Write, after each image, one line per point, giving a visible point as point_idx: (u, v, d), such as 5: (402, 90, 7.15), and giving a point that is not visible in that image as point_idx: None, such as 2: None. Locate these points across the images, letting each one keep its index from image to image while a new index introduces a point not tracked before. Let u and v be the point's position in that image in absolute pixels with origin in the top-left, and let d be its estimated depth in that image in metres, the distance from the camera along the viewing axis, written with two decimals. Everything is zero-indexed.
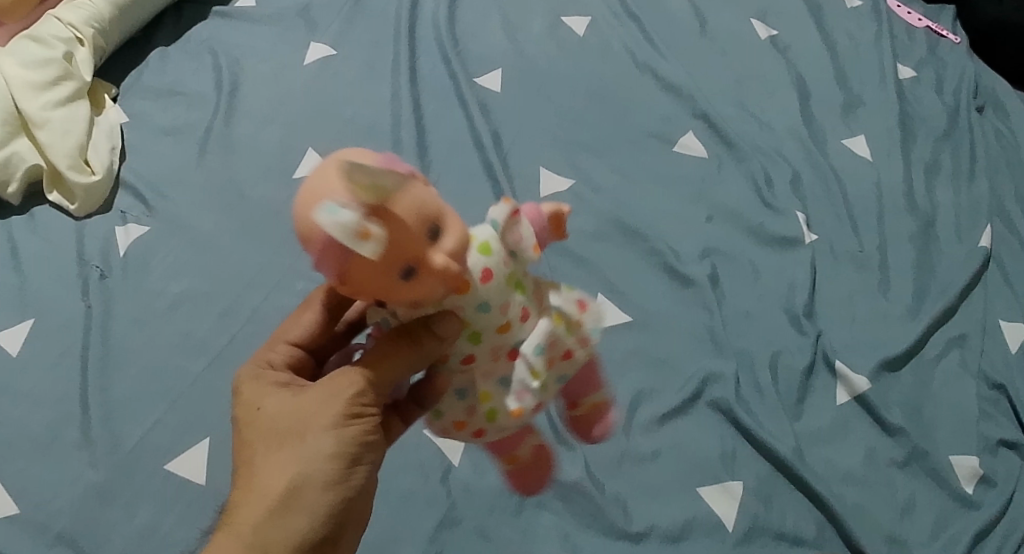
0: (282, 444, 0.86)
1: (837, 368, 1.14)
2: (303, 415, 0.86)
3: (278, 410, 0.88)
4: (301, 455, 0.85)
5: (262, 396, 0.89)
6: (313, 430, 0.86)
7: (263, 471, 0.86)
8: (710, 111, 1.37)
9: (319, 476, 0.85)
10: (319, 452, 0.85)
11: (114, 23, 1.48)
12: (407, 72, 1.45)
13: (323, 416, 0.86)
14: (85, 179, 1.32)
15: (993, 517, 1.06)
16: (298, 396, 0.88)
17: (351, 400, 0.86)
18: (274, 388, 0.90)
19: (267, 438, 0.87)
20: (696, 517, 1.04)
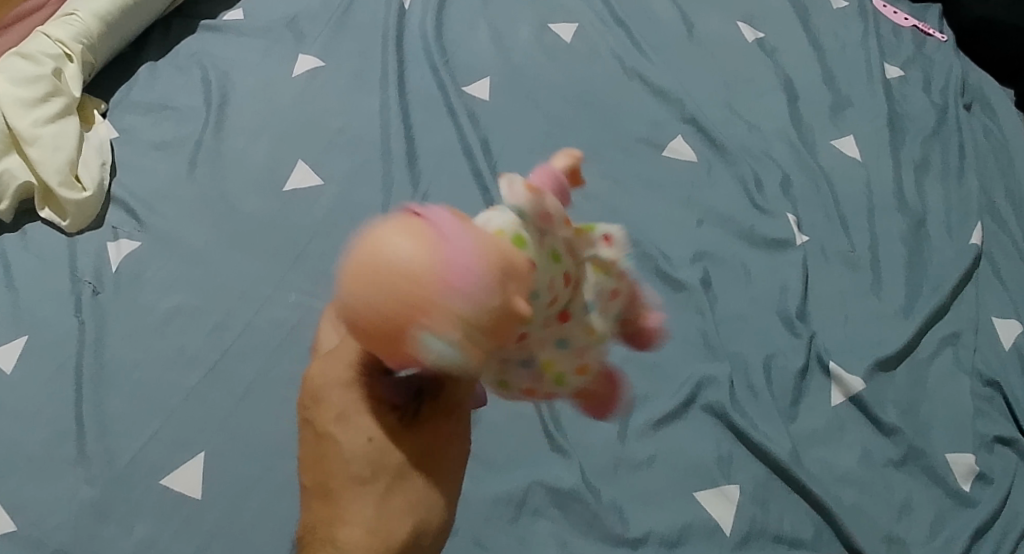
0: (404, 486, 0.81)
1: (831, 369, 1.14)
2: (423, 455, 0.81)
3: (396, 446, 0.81)
4: (427, 504, 0.81)
5: (364, 420, 0.80)
6: (431, 479, 0.82)
7: (386, 516, 0.80)
8: (698, 115, 1.37)
9: (439, 525, 0.82)
10: (438, 501, 0.82)
11: (102, 38, 1.48)
12: (395, 82, 1.45)
13: (445, 462, 0.82)
14: (76, 195, 1.32)
15: (991, 514, 1.06)
16: (412, 431, 0.81)
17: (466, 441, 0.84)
18: (371, 404, 0.81)
19: (385, 477, 0.80)
20: (694, 521, 1.04)
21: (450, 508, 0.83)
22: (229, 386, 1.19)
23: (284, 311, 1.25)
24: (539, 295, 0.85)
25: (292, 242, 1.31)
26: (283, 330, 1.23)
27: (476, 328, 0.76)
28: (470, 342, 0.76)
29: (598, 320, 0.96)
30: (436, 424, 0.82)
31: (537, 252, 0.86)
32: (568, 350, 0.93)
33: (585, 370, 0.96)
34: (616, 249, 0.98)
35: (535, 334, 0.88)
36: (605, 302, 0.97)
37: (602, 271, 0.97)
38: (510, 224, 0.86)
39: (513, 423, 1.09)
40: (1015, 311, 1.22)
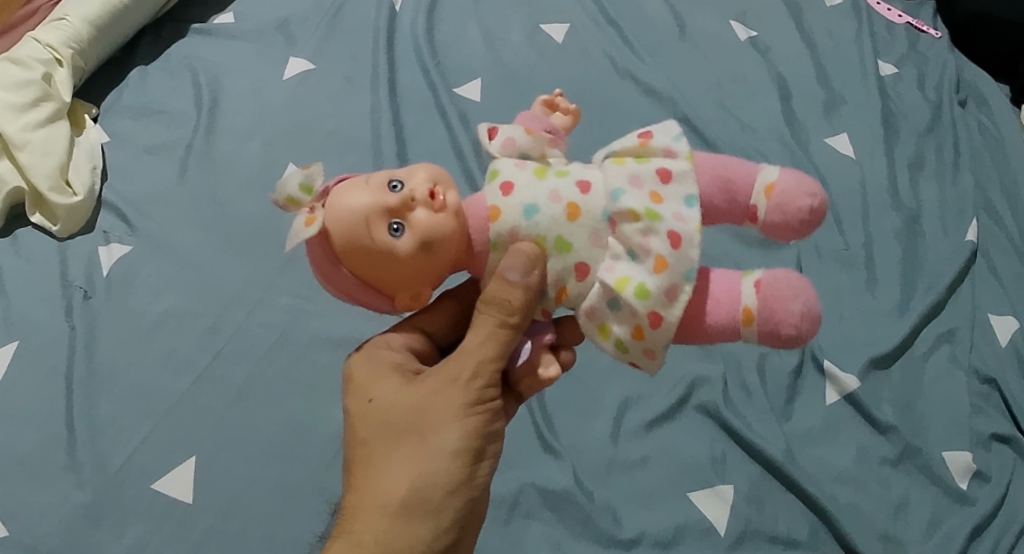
0: (402, 441, 0.87)
1: (826, 368, 1.13)
2: (420, 409, 0.87)
3: (393, 404, 0.88)
4: (424, 456, 0.86)
5: (375, 388, 0.89)
6: (434, 428, 0.86)
7: (388, 472, 0.86)
8: (690, 115, 1.37)
9: (445, 479, 0.85)
10: (442, 451, 0.86)
11: (93, 42, 1.47)
12: (386, 84, 1.44)
13: (443, 411, 0.86)
14: (67, 199, 1.31)
15: (988, 513, 1.06)
16: (414, 389, 0.88)
17: (472, 390, 0.86)
18: (389, 376, 0.89)
19: (387, 434, 0.87)
20: (688, 522, 1.03)
21: (461, 458, 0.86)
22: (221, 389, 1.18)
23: (275, 314, 1.24)
24: (533, 212, 0.84)
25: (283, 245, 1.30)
26: (274, 333, 1.23)
27: (415, 212, 0.83)
28: (415, 220, 0.82)
29: (657, 208, 0.82)
30: (431, 382, 0.87)
31: (526, 172, 0.85)
32: (636, 257, 0.82)
33: (663, 266, 0.81)
34: (664, 138, 0.85)
35: (577, 256, 0.84)
36: (671, 193, 0.83)
37: (645, 161, 0.84)
38: (518, 167, 0.86)
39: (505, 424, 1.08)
40: (1012, 308, 1.21)
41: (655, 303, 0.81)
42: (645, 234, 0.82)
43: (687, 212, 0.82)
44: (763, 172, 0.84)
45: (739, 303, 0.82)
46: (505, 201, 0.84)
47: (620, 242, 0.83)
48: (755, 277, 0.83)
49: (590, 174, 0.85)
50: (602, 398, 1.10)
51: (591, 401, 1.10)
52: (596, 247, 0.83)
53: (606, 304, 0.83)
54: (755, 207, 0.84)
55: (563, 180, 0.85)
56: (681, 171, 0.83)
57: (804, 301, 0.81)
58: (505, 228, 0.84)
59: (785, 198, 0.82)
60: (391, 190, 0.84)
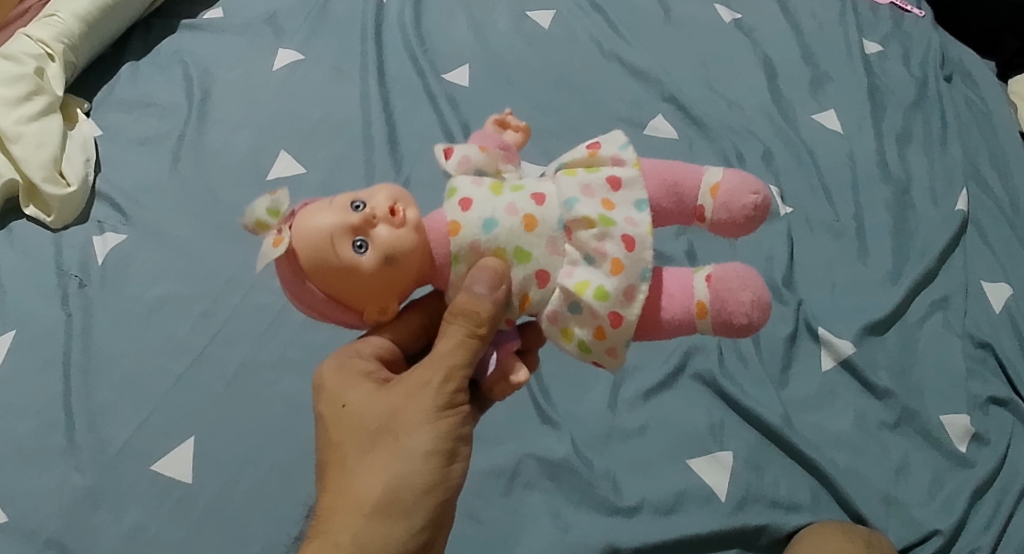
0: (376, 444, 0.86)
1: (820, 335, 1.14)
2: (393, 413, 0.86)
3: (367, 408, 0.86)
4: (399, 458, 0.85)
5: (345, 391, 0.87)
6: (408, 430, 0.85)
7: (362, 475, 0.85)
8: (678, 94, 1.37)
9: (419, 480, 0.85)
10: (416, 452, 0.85)
11: (84, 38, 1.48)
12: (375, 72, 1.45)
13: (416, 415, 0.85)
14: (61, 191, 1.31)
15: (988, 474, 1.06)
16: (386, 393, 0.86)
17: (444, 393, 0.85)
18: (358, 379, 0.88)
19: (359, 438, 0.86)
20: (688, 488, 1.03)
21: (433, 461, 0.85)
22: (217, 372, 1.18)
23: (270, 296, 1.24)
24: (493, 227, 0.84)
25: None
26: (268, 316, 1.22)
27: (378, 231, 0.83)
28: (377, 237, 0.82)
29: (610, 214, 0.83)
30: (404, 384, 0.86)
31: (482, 189, 0.86)
32: (592, 263, 0.84)
33: (619, 267, 0.82)
34: (610, 147, 0.87)
35: (537, 264, 0.84)
36: (621, 199, 0.84)
37: (594, 170, 0.85)
38: (472, 185, 0.86)
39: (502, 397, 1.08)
40: (1004, 275, 1.22)
41: (615, 304, 0.82)
42: (600, 240, 0.83)
43: (638, 214, 0.84)
44: (708, 174, 0.86)
45: (692, 298, 0.84)
46: (464, 216, 0.84)
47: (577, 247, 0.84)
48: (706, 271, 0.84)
49: (543, 187, 0.86)
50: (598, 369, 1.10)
51: (587, 373, 1.10)
52: (553, 255, 0.84)
53: (565, 309, 0.84)
54: (702, 207, 0.86)
55: (518, 194, 0.85)
56: (630, 178, 0.85)
57: (755, 288, 0.82)
58: (463, 246, 0.84)
59: (731, 195, 0.84)
60: (354, 210, 0.83)
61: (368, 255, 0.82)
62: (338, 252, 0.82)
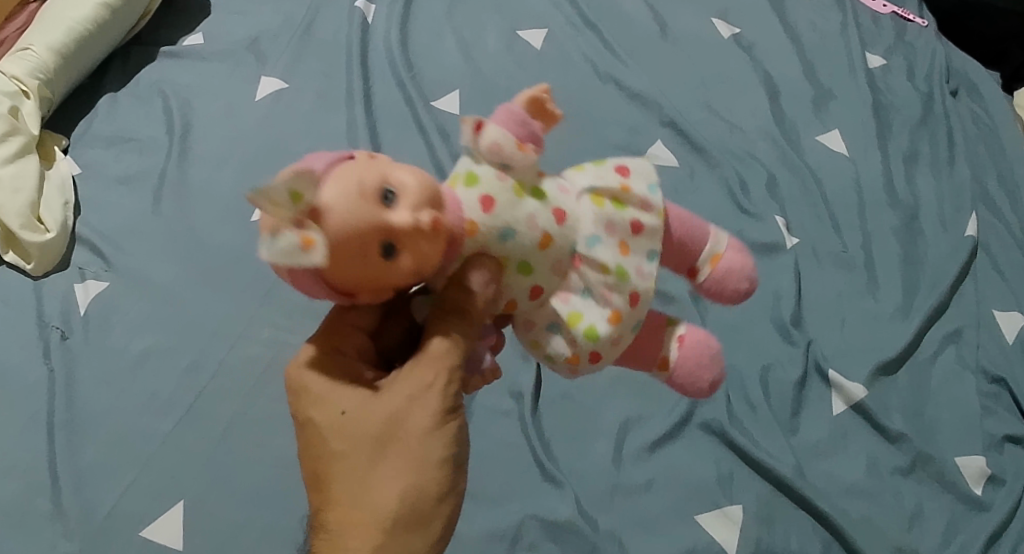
0: (385, 451, 0.76)
1: (830, 377, 1.11)
2: (395, 417, 0.76)
3: (362, 413, 0.77)
4: (412, 469, 0.76)
5: (335, 394, 0.78)
6: (418, 435, 0.76)
7: (374, 488, 0.76)
8: (677, 118, 1.33)
9: (434, 490, 0.76)
10: (429, 459, 0.76)
11: (60, 72, 1.38)
12: (362, 100, 1.38)
13: (425, 422, 0.76)
14: (39, 237, 1.23)
15: (1006, 518, 1.03)
16: (379, 395, 0.77)
17: (450, 395, 0.77)
18: (342, 380, 0.78)
19: (364, 448, 0.76)
20: (698, 546, 1.00)
21: (445, 470, 0.76)
22: (205, 429, 1.12)
23: (257, 347, 1.18)
24: (508, 233, 0.81)
25: (262, 273, 1.24)
26: (258, 367, 1.16)
27: (402, 180, 0.77)
28: (412, 203, 0.76)
29: (623, 261, 0.85)
30: (400, 383, 0.77)
31: (503, 185, 0.82)
32: (592, 297, 0.84)
33: (619, 318, 0.84)
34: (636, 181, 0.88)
35: (535, 278, 0.83)
36: (637, 243, 0.86)
37: (622, 210, 0.86)
38: (500, 181, 0.82)
39: (503, 453, 1.05)
40: (1017, 303, 1.19)
41: (601, 345, 0.84)
42: (609, 286, 0.84)
43: (647, 266, 0.86)
44: (714, 240, 0.91)
45: (659, 354, 0.89)
46: (484, 216, 0.81)
47: (591, 279, 0.84)
48: (680, 333, 0.90)
49: (566, 203, 0.85)
50: (602, 420, 1.08)
51: (590, 424, 1.07)
52: (556, 274, 0.84)
53: (549, 329, 0.84)
54: (697, 271, 0.92)
55: (541, 206, 0.83)
56: (653, 227, 0.87)
57: (714, 373, 0.90)
58: (478, 242, 0.80)
59: (728, 271, 0.91)
60: (385, 201, 0.76)
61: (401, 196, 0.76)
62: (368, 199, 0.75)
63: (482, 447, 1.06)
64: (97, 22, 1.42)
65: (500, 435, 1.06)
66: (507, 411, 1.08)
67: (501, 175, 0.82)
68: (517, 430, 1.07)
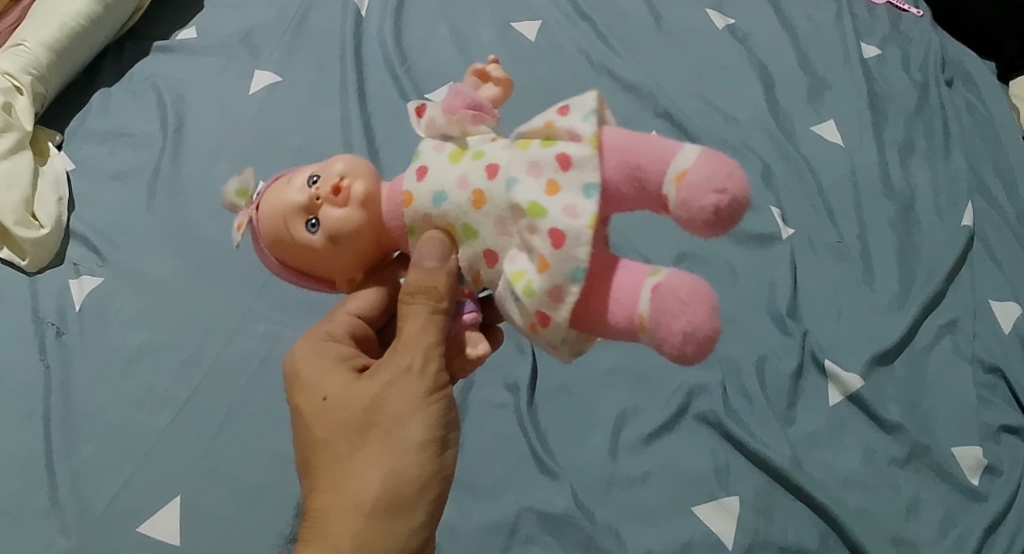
0: (367, 435, 0.82)
1: (827, 367, 1.11)
2: (377, 402, 0.82)
3: (348, 399, 0.83)
4: (393, 451, 0.81)
5: (327, 382, 0.85)
6: (396, 419, 0.81)
7: (356, 470, 0.81)
8: (672, 109, 1.33)
9: (416, 473, 0.81)
10: (406, 443, 0.81)
11: (53, 67, 1.37)
12: (356, 92, 1.38)
13: (404, 404, 0.81)
14: (33, 233, 1.23)
15: (1002, 508, 1.03)
16: (365, 382, 0.83)
17: (427, 377, 0.82)
18: (335, 368, 0.85)
19: (346, 432, 0.83)
20: (695, 538, 1.00)
21: (425, 450, 0.81)
22: (201, 424, 1.12)
23: (252, 342, 1.18)
24: (441, 196, 0.80)
25: (257, 267, 1.24)
26: (254, 362, 1.16)
27: (327, 167, 0.83)
28: (326, 216, 0.82)
29: (547, 201, 0.75)
30: (383, 370, 0.83)
31: (443, 156, 0.81)
32: (528, 250, 0.76)
33: (547, 264, 0.74)
34: (574, 117, 0.78)
35: (484, 243, 0.79)
36: (570, 180, 0.75)
37: (545, 146, 0.77)
38: (439, 152, 0.82)
39: (499, 446, 1.05)
40: (1013, 293, 1.19)
41: (542, 304, 0.75)
42: (531, 232, 0.76)
43: (582, 203, 0.75)
44: (677, 157, 0.73)
45: (634, 309, 0.74)
46: (418, 186, 0.81)
47: (521, 229, 0.76)
48: (656, 278, 0.74)
49: (500, 155, 0.79)
50: (598, 412, 1.08)
51: (587, 416, 1.07)
52: (501, 231, 0.78)
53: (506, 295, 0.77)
54: (666, 197, 0.74)
55: (475, 164, 0.80)
56: (581, 156, 0.75)
57: (690, 317, 0.71)
58: (415, 212, 0.81)
59: (691, 188, 0.71)
60: (309, 186, 0.83)
61: (327, 198, 0.82)
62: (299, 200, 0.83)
63: (478, 439, 1.06)
64: (89, 17, 1.41)
65: (495, 427, 1.06)
66: (502, 403, 1.08)
67: (440, 145, 0.83)
68: (513, 422, 1.06)
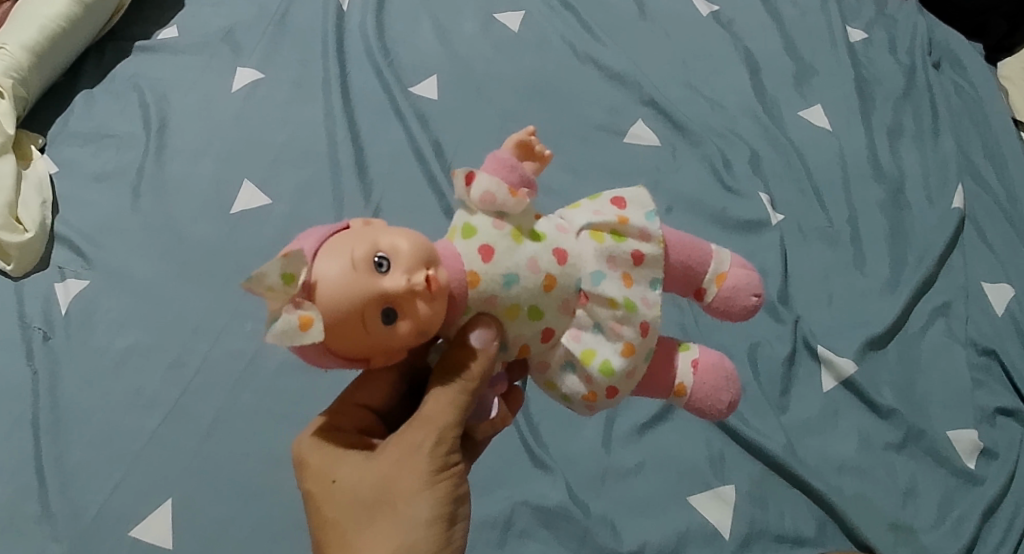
0: (374, 517, 0.79)
1: (820, 353, 1.10)
2: (386, 481, 0.79)
3: (359, 480, 0.80)
4: (400, 528, 0.78)
5: (336, 465, 0.81)
6: (405, 498, 0.79)
7: (363, 549, 0.78)
8: (658, 97, 1.32)
9: (425, 549, 0.78)
10: (416, 519, 0.78)
11: (34, 70, 1.36)
12: (339, 88, 1.37)
13: (411, 481, 0.79)
14: (17, 238, 1.21)
15: (1000, 490, 1.03)
16: (375, 461, 0.80)
17: (437, 456, 0.80)
18: (345, 453, 0.81)
19: (356, 511, 0.80)
20: (691, 529, 1.00)
21: (434, 533, 0.78)
22: (192, 426, 1.11)
23: (241, 342, 1.16)
24: (513, 279, 0.80)
25: (244, 265, 1.22)
26: (242, 361, 1.15)
27: (396, 243, 0.77)
28: (415, 311, 0.76)
29: (630, 295, 0.83)
30: (393, 447, 0.80)
31: (504, 236, 0.81)
32: (602, 332, 0.83)
33: (631, 351, 0.82)
34: (638, 215, 0.86)
35: (547, 322, 0.81)
36: (639, 276, 0.84)
37: (621, 242, 0.84)
38: (498, 229, 0.81)
39: (492, 440, 1.05)
40: (1006, 275, 1.18)
41: (618, 380, 0.82)
42: (618, 321, 0.83)
43: (652, 295, 0.84)
44: (719, 258, 0.87)
45: (675, 380, 0.86)
46: (485, 267, 0.80)
47: (597, 314, 0.83)
48: (693, 354, 0.87)
49: (566, 243, 0.83)
50: None
51: None
52: (564, 315, 0.82)
53: (563, 367, 0.83)
54: (707, 291, 0.87)
55: (541, 248, 0.82)
56: (654, 256, 0.84)
57: (733, 391, 0.87)
58: (480, 293, 0.80)
59: (738, 289, 0.87)
60: (379, 269, 0.76)
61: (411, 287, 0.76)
62: (379, 289, 0.75)
63: None
64: (70, 18, 1.40)
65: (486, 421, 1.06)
66: None
67: (499, 218, 0.81)
68: None
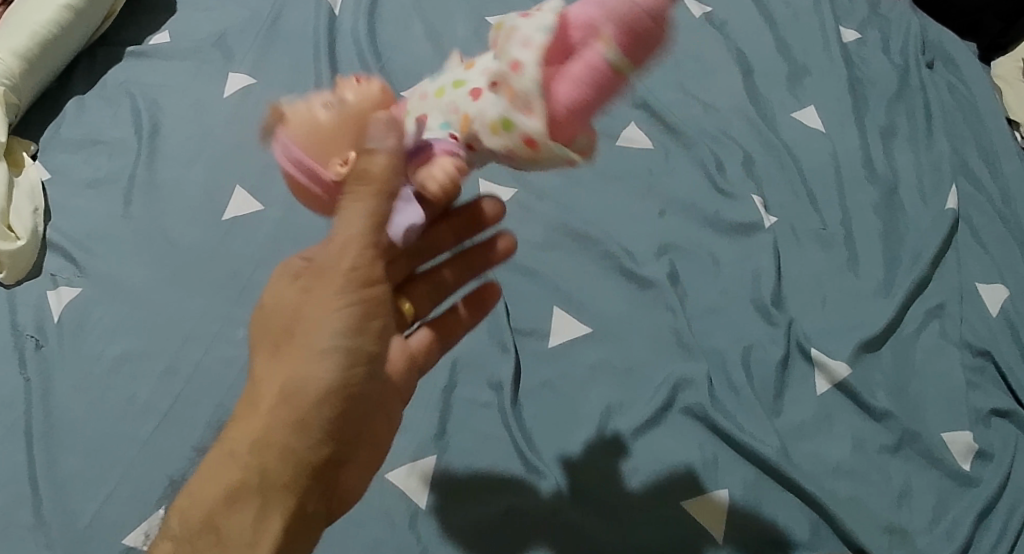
0: (279, 348, 0.93)
1: (813, 356, 1.10)
2: (306, 310, 0.91)
3: (286, 304, 0.93)
4: (303, 358, 0.90)
5: (275, 289, 0.96)
6: (321, 322, 0.90)
7: (263, 376, 0.91)
8: (650, 99, 1.32)
9: (321, 379, 0.89)
10: (317, 350, 0.90)
11: (26, 76, 1.35)
12: (331, 92, 1.36)
13: (325, 309, 0.90)
14: (9, 245, 1.21)
15: (995, 493, 1.02)
16: (308, 293, 0.91)
17: (357, 285, 0.90)
18: (290, 281, 0.94)
19: (275, 337, 0.93)
20: (684, 533, 0.99)
21: (334, 387, 0.90)
22: (185, 433, 1.10)
23: (233, 348, 1.16)
24: (444, 123, 0.93)
25: (236, 272, 1.22)
26: (234, 368, 1.14)
27: (341, 95, 0.93)
28: (352, 116, 0.92)
29: (507, 24, 0.94)
30: (325, 286, 0.91)
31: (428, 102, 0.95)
32: (506, 104, 0.90)
33: (511, 94, 0.90)
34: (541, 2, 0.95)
35: (474, 131, 0.91)
36: (528, 12, 0.94)
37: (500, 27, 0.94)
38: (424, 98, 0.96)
39: (484, 445, 1.05)
40: (1000, 276, 1.18)
41: (519, 128, 0.90)
42: (515, 45, 0.91)
43: (550, 5, 0.93)
44: None
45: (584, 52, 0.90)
46: (425, 106, 0.94)
47: (486, 69, 0.93)
48: (603, 35, 0.90)
49: (482, 70, 0.93)
50: (583, 409, 1.07)
51: (572, 414, 1.07)
52: (484, 126, 0.91)
53: (488, 132, 0.91)
54: None
55: (458, 92, 0.93)
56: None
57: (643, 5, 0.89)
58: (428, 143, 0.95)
59: None
60: (328, 108, 0.93)
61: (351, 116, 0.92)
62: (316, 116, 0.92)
63: (462, 439, 1.05)
64: (61, 25, 1.39)
65: (478, 427, 1.06)
66: (486, 403, 1.08)
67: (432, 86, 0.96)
68: (497, 421, 1.06)
